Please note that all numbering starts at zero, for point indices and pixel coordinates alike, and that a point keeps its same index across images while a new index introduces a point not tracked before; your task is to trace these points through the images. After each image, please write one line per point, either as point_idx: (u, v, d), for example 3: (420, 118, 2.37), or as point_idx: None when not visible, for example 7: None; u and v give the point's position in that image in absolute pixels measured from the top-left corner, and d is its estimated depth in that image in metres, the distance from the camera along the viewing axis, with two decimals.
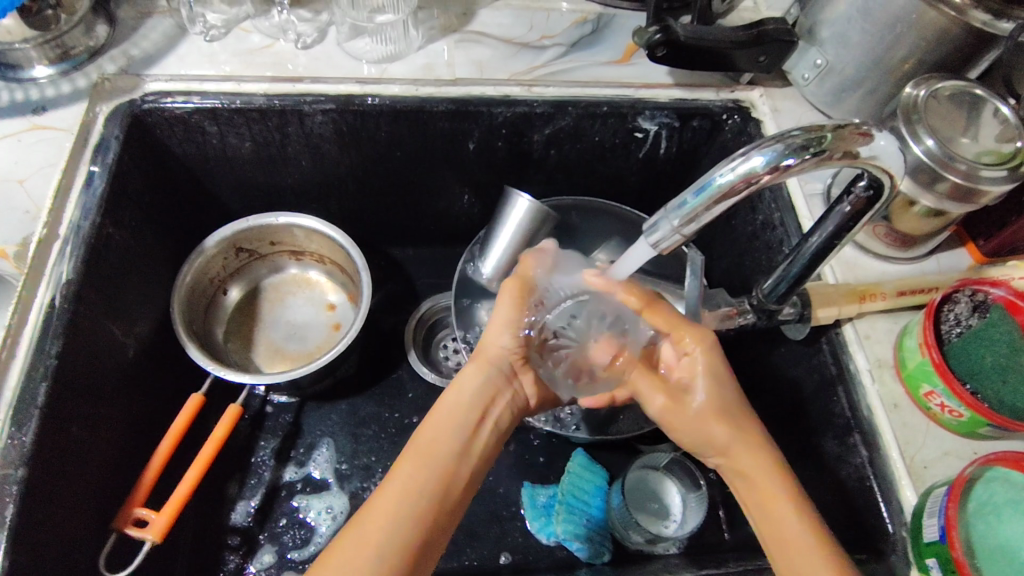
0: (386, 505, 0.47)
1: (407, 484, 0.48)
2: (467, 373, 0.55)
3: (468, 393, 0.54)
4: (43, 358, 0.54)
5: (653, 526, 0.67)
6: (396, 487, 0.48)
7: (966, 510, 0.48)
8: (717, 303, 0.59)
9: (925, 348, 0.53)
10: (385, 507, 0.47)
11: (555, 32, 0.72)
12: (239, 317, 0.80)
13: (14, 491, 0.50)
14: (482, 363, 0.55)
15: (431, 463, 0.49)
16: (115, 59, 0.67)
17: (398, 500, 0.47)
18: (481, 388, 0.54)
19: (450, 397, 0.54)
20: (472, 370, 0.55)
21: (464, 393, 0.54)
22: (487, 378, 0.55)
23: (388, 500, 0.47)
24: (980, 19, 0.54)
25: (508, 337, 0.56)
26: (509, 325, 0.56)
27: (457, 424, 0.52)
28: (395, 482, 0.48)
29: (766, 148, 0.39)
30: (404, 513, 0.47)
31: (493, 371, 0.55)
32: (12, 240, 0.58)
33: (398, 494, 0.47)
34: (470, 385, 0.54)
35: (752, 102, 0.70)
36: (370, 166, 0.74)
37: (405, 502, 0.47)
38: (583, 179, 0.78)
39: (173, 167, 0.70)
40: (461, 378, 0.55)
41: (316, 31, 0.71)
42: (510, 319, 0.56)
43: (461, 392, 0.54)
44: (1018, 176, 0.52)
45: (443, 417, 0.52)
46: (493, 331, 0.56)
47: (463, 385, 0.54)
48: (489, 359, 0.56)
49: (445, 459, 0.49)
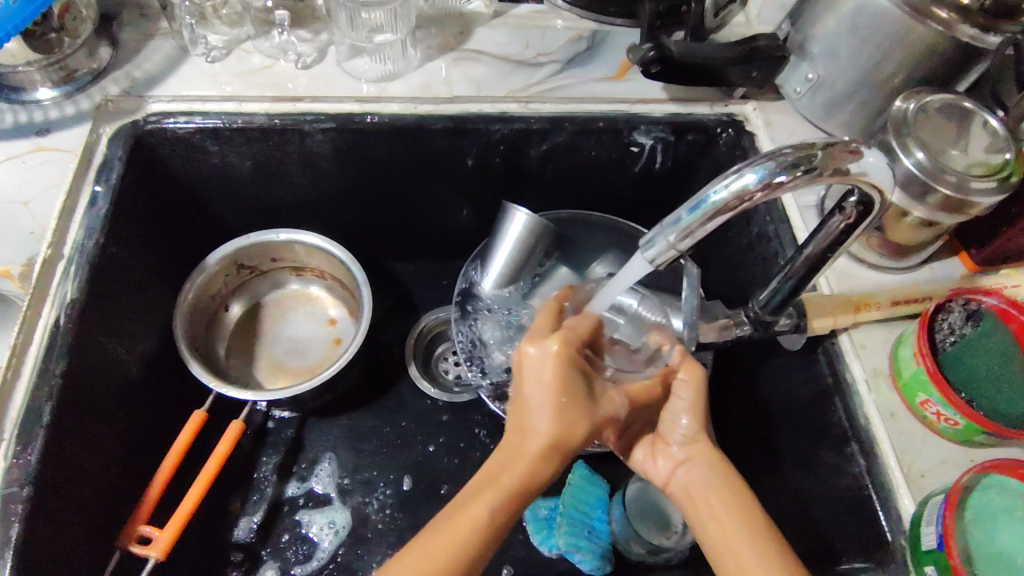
0: (421, 561, 0.43)
1: (453, 535, 0.44)
2: (537, 450, 0.48)
3: (536, 470, 0.47)
4: (48, 377, 0.55)
5: (653, 537, 0.67)
6: (438, 539, 0.44)
7: (963, 517, 0.48)
8: (715, 314, 0.58)
9: (920, 357, 0.53)
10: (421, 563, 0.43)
11: (550, 50, 0.74)
12: (241, 333, 0.81)
13: (21, 510, 0.50)
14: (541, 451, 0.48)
15: (479, 521, 0.45)
16: (118, 81, 0.68)
17: (439, 560, 0.43)
18: (550, 479, 0.48)
19: (514, 470, 0.47)
20: (541, 450, 0.48)
21: (530, 473, 0.47)
22: (546, 464, 0.48)
23: (424, 553, 0.44)
24: (968, 33, 0.55)
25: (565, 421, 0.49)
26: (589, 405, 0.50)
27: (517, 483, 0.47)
28: (437, 535, 0.44)
29: (758, 165, 0.41)
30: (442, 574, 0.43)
31: (554, 458, 0.48)
32: (17, 260, 0.59)
33: (441, 550, 0.43)
34: (530, 469, 0.47)
35: (746, 116, 0.71)
36: (370, 183, 0.74)
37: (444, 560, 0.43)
38: (580, 194, 0.79)
39: (175, 185, 0.71)
40: (520, 448, 0.48)
41: (316, 51, 0.72)
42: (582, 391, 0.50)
43: (522, 470, 0.47)
44: (1008, 186, 0.53)
45: (509, 489, 0.46)
46: (550, 414, 0.48)
47: (527, 460, 0.48)
48: (549, 449, 0.48)
49: (500, 528, 0.45)
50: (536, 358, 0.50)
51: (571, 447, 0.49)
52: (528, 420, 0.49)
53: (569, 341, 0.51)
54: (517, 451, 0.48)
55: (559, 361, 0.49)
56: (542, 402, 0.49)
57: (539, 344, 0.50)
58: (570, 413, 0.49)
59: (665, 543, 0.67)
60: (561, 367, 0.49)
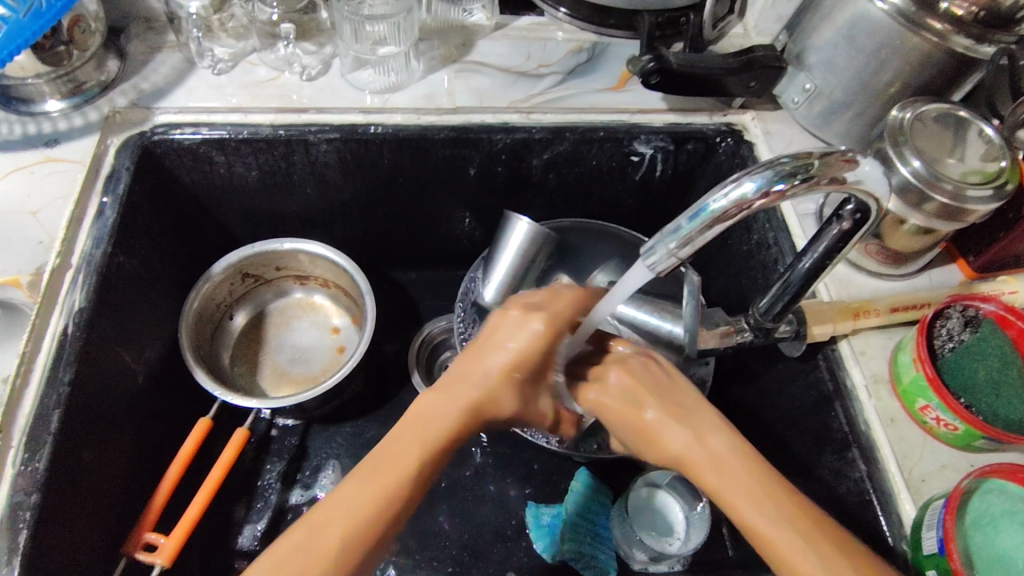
0: (347, 513, 0.43)
1: (390, 468, 0.45)
2: (466, 404, 0.49)
3: (460, 425, 0.49)
4: (56, 385, 0.55)
5: (656, 544, 0.67)
6: (364, 488, 0.44)
7: (964, 521, 0.49)
8: (715, 320, 0.58)
9: (919, 363, 0.54)
10: (347, 517, 0.43)
11: (551, 61, 0.75)
12: (245, 342, 0.81)
13: (29, 516, 0.51)
14: (466, 405, 0.49)
15: (407, 470, 0.46)
16: (126, 93, 0.69)
17: (372, 496, 0.44)
18: (462, 437, 0.50)
19: (442, 416, 0.48)
20: (471, 407, 0.49)
21: (456, 428, 0.48)
22: (468, 420, 0.49)
23: (350, 506, 0.44)
24: (962, 44, 0.56)
25: (495, 385, 0.51)
26: (525, 388, 0.53)
27: (439, 429, 0.48)
28: (369, 474, 0.45)
29: (756, 174, 0.41)
30: (368, 528, 0.43)
31: (472, 418, 0.50)
32: (26, 269, 0.59)
33: (368, 503, 0.44)
34: (454, 419, 0.48)
35: (744, 126, 0.72)
36: (374, 192, 0.75)
37: (369, 513, 0.44)
38: (582, 203, 0.80)
39: (180, 195, 0.71)
40: (456, 394, 0.49)
41: (321, 63, 0.73)
42: (534, 373, 0.53)
43: (448, 417, 0.48)
44: (1003, 195, 0.54)
45: (435, 440, 0.47)
46: (492, 373, 0.51)
47: (457, 411, 0.49)
48: (470, 405, 0.49)
49: (422, 480, 0.47)
50: (514, 327, 0.52)
51: (495, 412, 0.51)
52: (476, 370, 0.51)
53: (557, 326, 0.53)
54: (452, 394, 0.50)
55: (537, 342, 0.52)
56: (497, 363, 0.51)
57: (527, 318, 0.52)
58: (509, 381, 0.51)
59: (667, 549, 0.66)
60: (535, 345, 0.52)
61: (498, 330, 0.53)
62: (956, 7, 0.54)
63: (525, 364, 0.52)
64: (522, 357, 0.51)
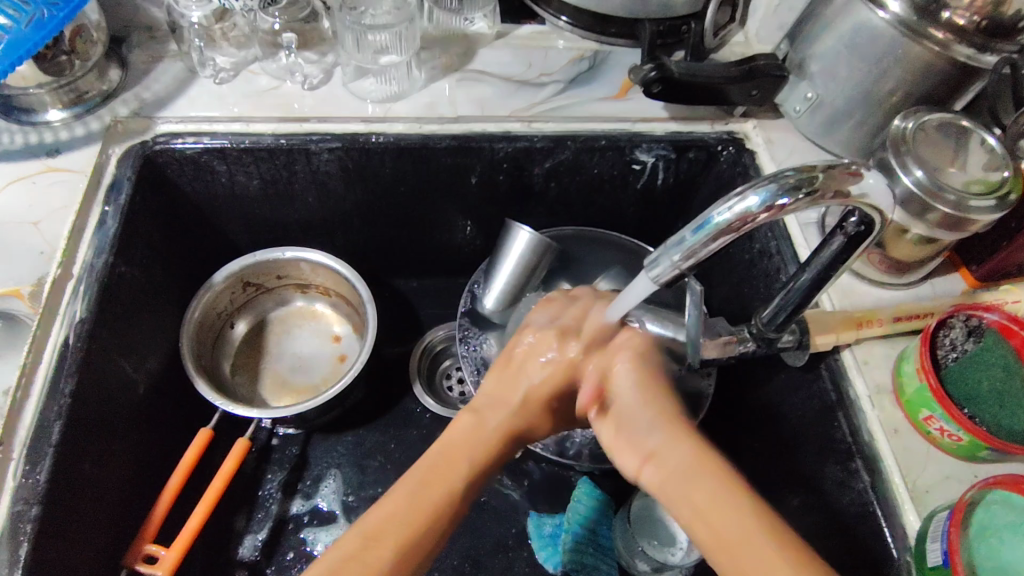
0: (400, 526, 0.44)
1: (437, 483, 0.46)
2: (504, 429, 0.51)
3: (500, 449, 0.51)
4: (57, 397, 0.55)
5: (659, 554, 0.66)
6: (415, 502, 0.45)
7: (968, 533, 0.48)
8: (717, 330, 0.57)
9: (922, 373, 0.54)
10: (401, 530, 0.44)
11: (553, 70, 0.75)
12: (246, 350, 0.81)
13: (29, 529, 0.51)
14: (506, 427, 0.52)
15: (454, 485, 0.47)
16: (128, 102, 0.69)
17: (423, 509, 0.45)
18: (506, 457, 0.52)
19: (485, 436, 0.50)
20: (509, 431, 0.52)
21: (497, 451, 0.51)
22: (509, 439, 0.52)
23: (402, 519, 0.44)
24: (963, 53, 0.56)
25: (531, 406, 0.54)
26: (562, 408, 0.56)
27: (481, 448, 0.49)
28: (418, 489, 0.46)
29: (761, 188, 0.41)
30: (419, 541, 0.44)
31: (512, 439, 0.52)
32: (26, 280, 0.59)
33: (420, 518, 0.44)
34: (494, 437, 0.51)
35: (746, 134, 0.72)
36: (376, 201, 0.75)
37: (420, 527, 0.44)
38: (583, 211, 0.79)
39: (182, 204, 0.71)
40: (495, 419, 0.52)
41: (322, 72, 0.73)
42: (571, 393, 0.56)
43: (489, 436, 0.50)
44: (1007, 204, 0.53)
45: (480, 459, 0.49)
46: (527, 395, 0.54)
47: (497, 435, 0.51)
48: (510, 428, 0.52)
49: (466, 499, 0.47)
50: (544, 354, 0.55)
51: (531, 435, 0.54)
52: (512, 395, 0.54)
53: (595, 344, 0.55)
54: (493, 416, 0.52)
55: (568, 369, 0.54)
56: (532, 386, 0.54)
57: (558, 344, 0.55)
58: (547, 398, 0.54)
59: (669, 560, 0.65)
60: (568, 371, 0.54)
61: (531, 356, 0.56)
62: (958, 17, 0.54)
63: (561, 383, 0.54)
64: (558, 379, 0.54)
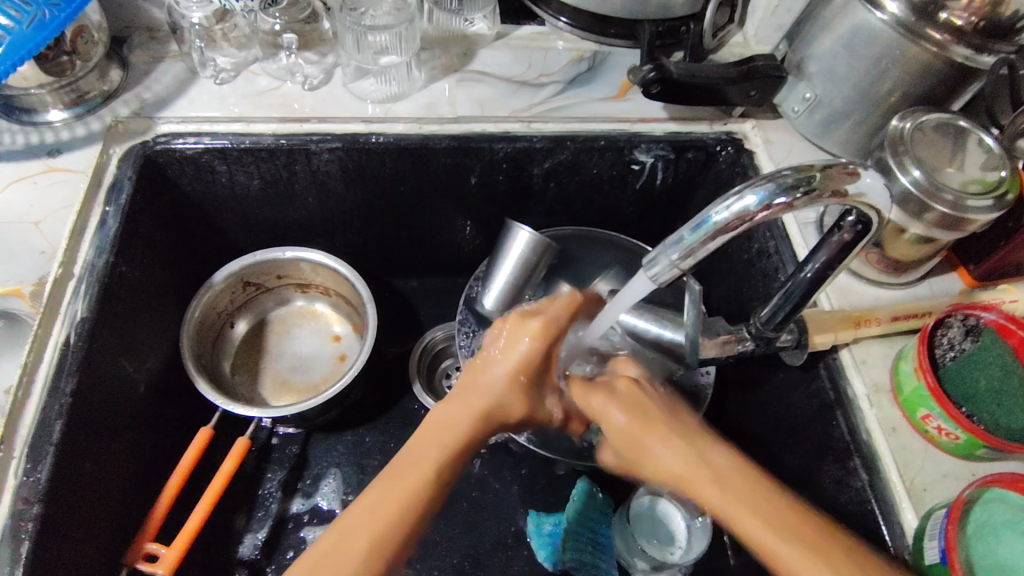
0: (372, 521, 0.44)
1: (411, 475, 0.46)
2: (474, 418, 0.50)
3: (470, 433, 0.49)
4: (58, 396, 0.55)
5: (659, 553, 0.66)
6: (387, 494, 0.45)
7: (965, 531, 0.48)
8: (716, 329, 0.57)
9: (920, 372, 0.54)
10: (373, 521, 0.44)
11: (552, 70, 0.75)
12: (246, 350, 0.81)
13: (30, 527, 0.51)
14: (474, 413, 0.50)
15: (427, 476, 0.46)
16: (128, 102, 0.69)
17: (397, 502, 0.45)
18: (478, 445, 0.50)
19: (455, 426, 0.49)
20: (479, 415, 0.50)
21: (468, 434, 0.49)
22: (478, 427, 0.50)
23: (374, 513, 0.44)
24: (961, 54, 0.56)
25: (500, 392, 0.51)
26: (533, 395, 0.54)
27: (451, 438, 0.48)
28: (391, 483, 0.46)
29: (758, 187, 0.41)
30: (391, 534, 0.44)
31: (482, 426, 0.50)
32: (27, 279, 0.60)
33: (392, 509, 0.44)
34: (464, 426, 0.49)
35: (745, 134, 0.72)
36: (377, 201, 0.75)
37: (393, 517, 0.44)
38: (583, 211, 0.80)
39: (182, 204, 0.72)
40: (465, 403, 0.50)
41: (322, 73, 0.73)
42: (539, 378, 0.54)
43: (460, 425, 0.49)
44: (1004, 204, 0.54)
45: (453, 449, 0.48)
46: (495, 380, 0.52)
47: (468, 421, 0.49)
48: (479, 414, 0.50)
49: (443, 489, 0.47)
50: (512, 336, 0.53)
51: (505, 418, 0.52)
52: (482, 379, 0.52)
53: (556, 328, 0.54)
54: (462, 405, 0.50)
55: (537, 351, 0.53)
56: (500, 371, 0.52)
57: (525, 324, 0.53)
58: (519, 385, 0.52)
59: (669, 559, 0.66)
60: (532, 359, 0.52)
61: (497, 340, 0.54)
62: (956, 17, 0.54)
63: (528, 367, 0.52)
64: (524, 363, 0.52)
